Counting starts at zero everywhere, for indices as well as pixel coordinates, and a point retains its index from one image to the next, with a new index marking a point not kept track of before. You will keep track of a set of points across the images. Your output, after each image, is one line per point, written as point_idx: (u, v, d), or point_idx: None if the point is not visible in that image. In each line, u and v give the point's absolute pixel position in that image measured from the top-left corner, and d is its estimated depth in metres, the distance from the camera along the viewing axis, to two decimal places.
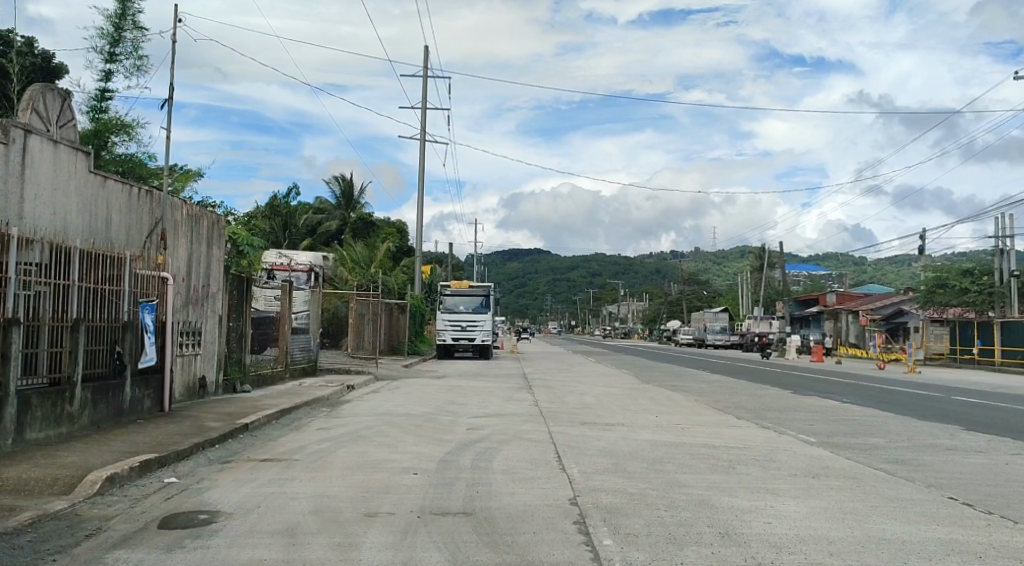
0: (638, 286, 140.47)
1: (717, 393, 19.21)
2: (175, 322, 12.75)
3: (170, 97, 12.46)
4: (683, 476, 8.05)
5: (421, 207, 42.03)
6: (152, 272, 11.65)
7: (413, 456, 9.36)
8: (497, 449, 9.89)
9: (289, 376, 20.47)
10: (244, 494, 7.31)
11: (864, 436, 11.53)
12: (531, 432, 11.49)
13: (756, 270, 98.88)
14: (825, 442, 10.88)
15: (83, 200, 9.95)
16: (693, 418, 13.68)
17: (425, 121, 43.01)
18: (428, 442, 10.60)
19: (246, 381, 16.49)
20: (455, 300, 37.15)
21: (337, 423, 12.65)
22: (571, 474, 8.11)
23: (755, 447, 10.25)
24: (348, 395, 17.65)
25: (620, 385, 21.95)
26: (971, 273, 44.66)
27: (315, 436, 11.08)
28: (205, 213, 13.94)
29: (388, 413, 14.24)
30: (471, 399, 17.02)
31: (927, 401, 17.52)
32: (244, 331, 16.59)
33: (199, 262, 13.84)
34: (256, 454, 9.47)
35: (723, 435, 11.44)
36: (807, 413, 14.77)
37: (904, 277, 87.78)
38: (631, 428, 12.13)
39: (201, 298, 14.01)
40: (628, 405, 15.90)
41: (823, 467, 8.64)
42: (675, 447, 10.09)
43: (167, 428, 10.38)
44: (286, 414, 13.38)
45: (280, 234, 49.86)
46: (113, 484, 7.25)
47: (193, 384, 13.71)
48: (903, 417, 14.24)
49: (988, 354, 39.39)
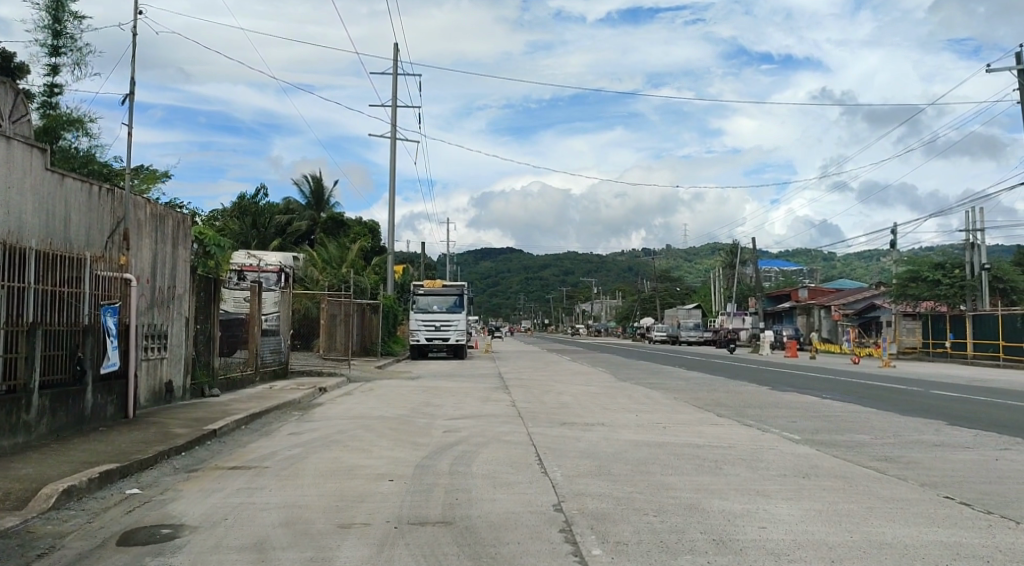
0: (611, 284, 141.01)
1: (697, 391, 19.10)
2: (139, 326, 12.25)
3: (132, 91, 11.96)
4: (670, 478, 7.84)
5: (393, 206, 41.53)
6: (114, 274, 11.17)
7: (388, 462, 9.02)
8: (476, 452, 9.60)
9: (259, 379, 19.93)
10: (211, 506, 6.92)
11: (848, 433, 11.45)
12: (510, 434, 11.20)
13: (729, 267, 99.55)
14: (810, 440, 10.76)
15: (39, 198, 9.42)
16: (675, 416, 13.50)
17: (396, 120, 42.59)
18: (404, 445, 10.25)
19: (215, 385, 15.99)
20: (429, 300, 36.67)
21: (309, 427, 12.25)
22: (554, 478, 7.87)
23: (740, 446, 10.09)
24: (320, 398, 17.24)
25: (599, 383, 21.80)
26: (943, 267, 45.43)
27: (285, 442, 10.68)
28: (170, 212, 13.45)
29: (363, 416, 13.86)
30: (447, 401, 16.67)
31: (905, 396, 17.58)
32: (212, 333, 16.09)
33: (164, 263, 13.34)
34: (223, 462, 9.06)
35: (707, 434, 11.25)
36: (789, 410, 14.70)
37: (873, 272, 89.19)
38: (612, 427, 11.90)
39: (167, 300, 13.50)
40: (607, 404, 15.69)
41: (810, 467, 8.51)
42: (658, 447, 9.88)
43: (129, 435, 9.91)
44: (256, 419, 12.94)
45: (249, 234, 48.84)
46: (70, 498, 6.80)
47: (158, 389, 13.21)
48: (885, 412, 14.22)
49: (960, 347, 40.02)
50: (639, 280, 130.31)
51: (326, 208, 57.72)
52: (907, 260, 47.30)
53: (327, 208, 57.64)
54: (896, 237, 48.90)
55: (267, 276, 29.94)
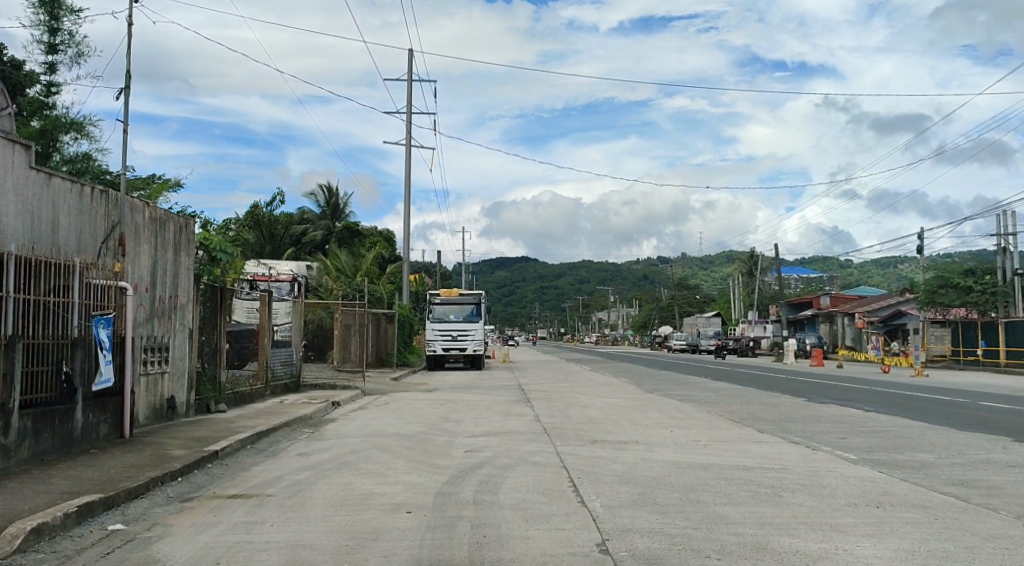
0: (627, 292, 139.88)
1: (729, 403, 18.02)
2: (137, 338, 11.45)
3: (127, 85, 11.18)
4: (726, 510, 6.83)
5: (408, 215, 40.85)
6: (108, 282, 10.39)
7: (405, 488, 8.08)
8: (503, 475, 8.66)
9: (269, 393, 19.08)
10: (203, 545, 6.01)
11: (909, 452, 10.37)
12: (537, 454, 10.27)
13: (748, 274, 98.05)
14: (868, 460, 9.70)
15: (22, 199, 8.61)
16: (714, 433, 12.47)
17: (410, 127, 42.04)
18: (422, 468, 9.30)
19: (221, 400, 15.16)
20: (445, 309, 35.85)
21: (320, 446, 11.35)
22: (594, 510, 6.88)
23: (794, 468, 9.04)
24: (333, 413, 16.35)
25: (624, 394, 20.84)
26: (974, 273, 43.64)
27: (293, 464, 9.75)
28: (171, 216, 12.65)
29: (378, 433, 12.94)
30: (466, 415, 15.70)
31: (953, 407, 16.40)
32: (218, 345, 15.26)
33: (165, 271, 12.56)
34: (223, 489, 8.16)
35: (753, 454, 10.24)
36: (834, 424, 13.64)
37: (892, 280, 87.84)
38: (649, 446, 10.90)
39: (168, 310, 12.71)
40: (638, 419, 14.63)
41: (882, 494, 7.47)
42: (703, 471, 8.87)
43: (121, 458, 9.04)
44: (262, 437, 12.08)
45: (262, 244, 48.33)
46: (40, 537, 5.91)
47: (160, 406, 12.40)
48: (941, 427, 13.08)
49: (992, 355, 38.58)
50: (656, 288, 128.93)
51: (341, 218, 57.23)
52: (935, 266, 45.87)
53: (342, 217, 57.11)
54: (922, 243, 47.55)
55: (279, 284, 29.19)
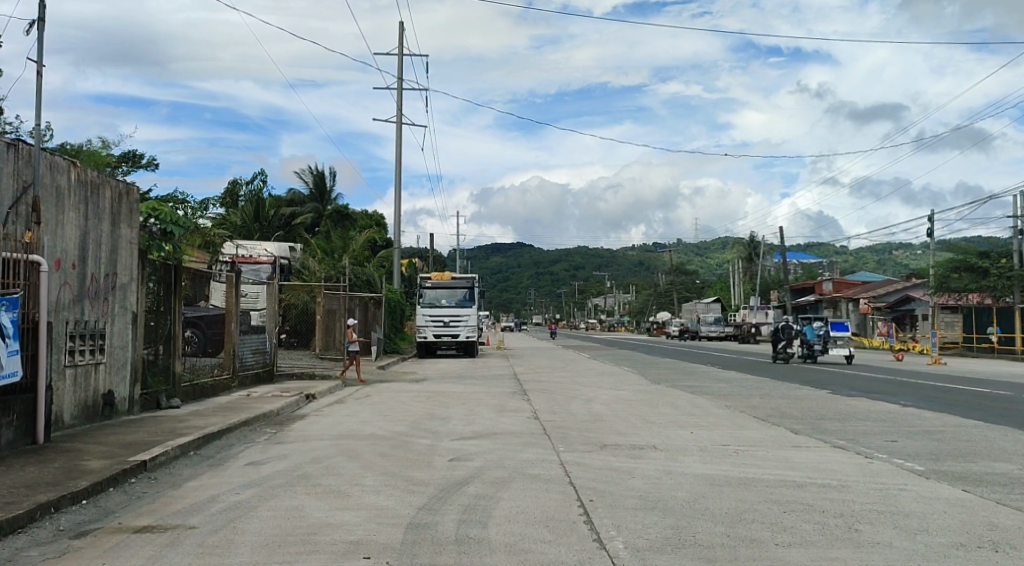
0: (623, 278, 138.54)
1: (749, 396, 16.27)
2: (59, 324, 9.58)
3: (42, 16, 9.29)
4: (797, 557, 5.05)
5: (399, 197, 38.85)
6: (15, 254, 8.44)
7: (370, 517, 6.27)
8: (495, 496, 6.88)
9: (237, 385, 17.22)
10: None
11: (985, 462, 8.62)
12: (537, 463, 8.49)
13: (746, 259, 96.53)
14: (941, 474, 7.98)
15: None
16: (740, 434, 10.69)
17: (401, 100, 40.11)
18: (395, 485, 7.49)
19: (174, 394, 13.35)
20: (437, 293, 34.01)
21: (277, 453, 9.50)
22: (617, 555, 5.09)
23: (859, 486, 7.28)
24: (304, 408, 14.54)
25: (630, 386, 19.15)
26: (988, 256, 42.08)
27: (239, 477, 7.96)
28: (106, 180, 10.77)
29: (349, 434, 11.08)
30: (456, 411, 13.89)
31: (1000, 403, 14.68)
32: (173, 331, 13.39)
33: (99, 245, 10.68)
34: (134, 518, 6.30)
35: (800, 465, 8.43)
36: (878, 423, 11.90)
37: (892, 267, 86.70)
38: (671, 453, 9.09)
39: (104, 291, 10.86)
40: (649, 416, 12.89)
41: (990, 528, 5.76)
42: (745, 490, 7.08)
43: (16, 474, 7.18)
44: (212, 439, 10.26)
45: (251, 226, 46.63)
46: None
47: (93, 404, 10.57)
48: (1000, 427, 11.38)
49: (1009, 342, 37.04)
50: (653, 274, 127.48)
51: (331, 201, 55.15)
52: (947, 249, 44.25)
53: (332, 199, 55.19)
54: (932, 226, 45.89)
55: (257, 267, 27.44)
